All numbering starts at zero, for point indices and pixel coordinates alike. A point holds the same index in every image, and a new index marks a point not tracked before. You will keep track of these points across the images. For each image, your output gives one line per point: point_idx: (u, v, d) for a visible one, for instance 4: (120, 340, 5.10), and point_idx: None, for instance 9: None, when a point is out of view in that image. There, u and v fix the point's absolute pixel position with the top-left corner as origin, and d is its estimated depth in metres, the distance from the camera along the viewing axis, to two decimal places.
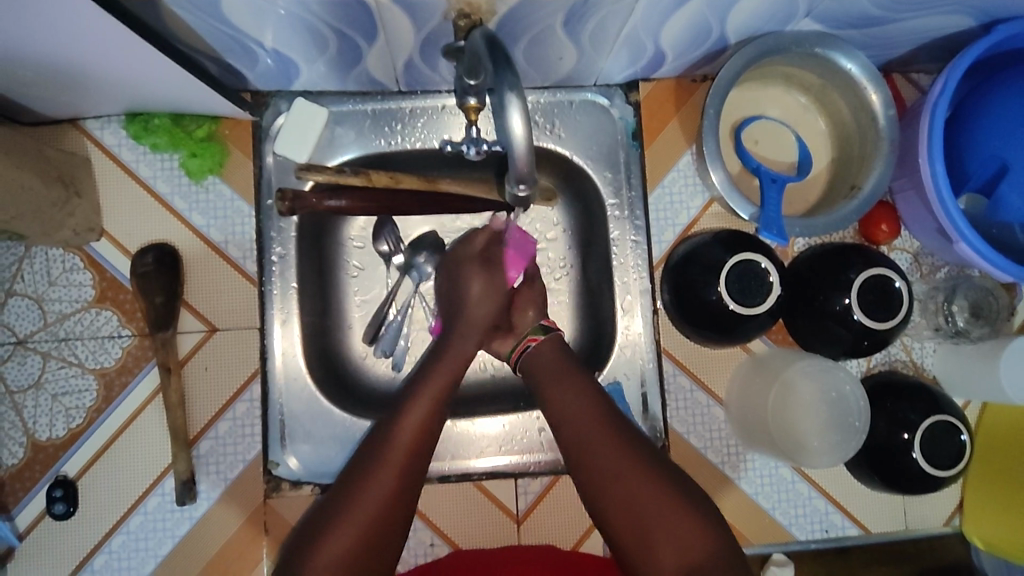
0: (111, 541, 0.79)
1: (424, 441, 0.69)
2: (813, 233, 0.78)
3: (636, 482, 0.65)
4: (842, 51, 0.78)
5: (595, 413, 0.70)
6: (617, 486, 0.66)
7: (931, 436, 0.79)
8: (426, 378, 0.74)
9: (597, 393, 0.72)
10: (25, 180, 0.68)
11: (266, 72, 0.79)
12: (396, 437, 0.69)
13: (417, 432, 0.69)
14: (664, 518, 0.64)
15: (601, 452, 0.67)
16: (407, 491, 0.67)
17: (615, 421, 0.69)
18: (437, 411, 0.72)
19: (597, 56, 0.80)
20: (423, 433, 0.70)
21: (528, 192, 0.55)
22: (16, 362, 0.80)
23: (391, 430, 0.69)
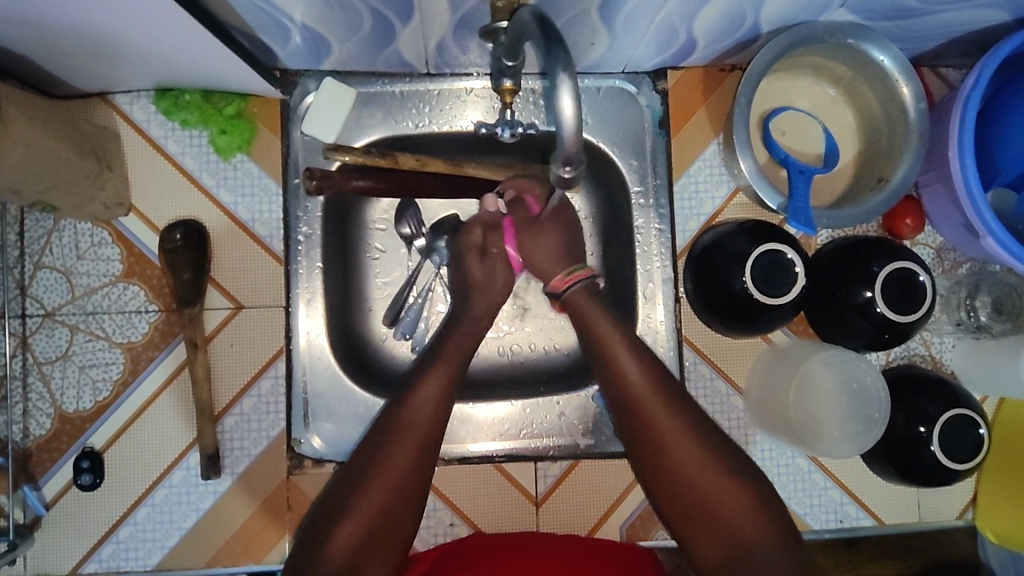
0: (136, 512, 0.80)
1: (437, 420, 0.70)
2: (840, 224, 0.78)
3: (675, 442, 0.69)
4: (875, 43, 0.77)
5: (644, 373, 0.72)
6: (660, 443, 0.69)
7: (950, 428, 0.80)
8: (433, 364, 0.75)
9: (642, 355, 0.74)
10: (60, 151, 0.68)
11: (298, 51, 0.79)
12: (413, 411, 0.70)
13: (432, 408, 0.71)
14: (696, 478, 0.67)
15: (646, 412, 0.70)
16: (421, 466, 0.68)
17: (660, 382, 0.72)
18: (447, 391, 0.72)
19: (629, 42, 0.79)
20: (436, 410, 0.71)
21: (573, 173, 0.56)
22: (45, 334, 0.80)
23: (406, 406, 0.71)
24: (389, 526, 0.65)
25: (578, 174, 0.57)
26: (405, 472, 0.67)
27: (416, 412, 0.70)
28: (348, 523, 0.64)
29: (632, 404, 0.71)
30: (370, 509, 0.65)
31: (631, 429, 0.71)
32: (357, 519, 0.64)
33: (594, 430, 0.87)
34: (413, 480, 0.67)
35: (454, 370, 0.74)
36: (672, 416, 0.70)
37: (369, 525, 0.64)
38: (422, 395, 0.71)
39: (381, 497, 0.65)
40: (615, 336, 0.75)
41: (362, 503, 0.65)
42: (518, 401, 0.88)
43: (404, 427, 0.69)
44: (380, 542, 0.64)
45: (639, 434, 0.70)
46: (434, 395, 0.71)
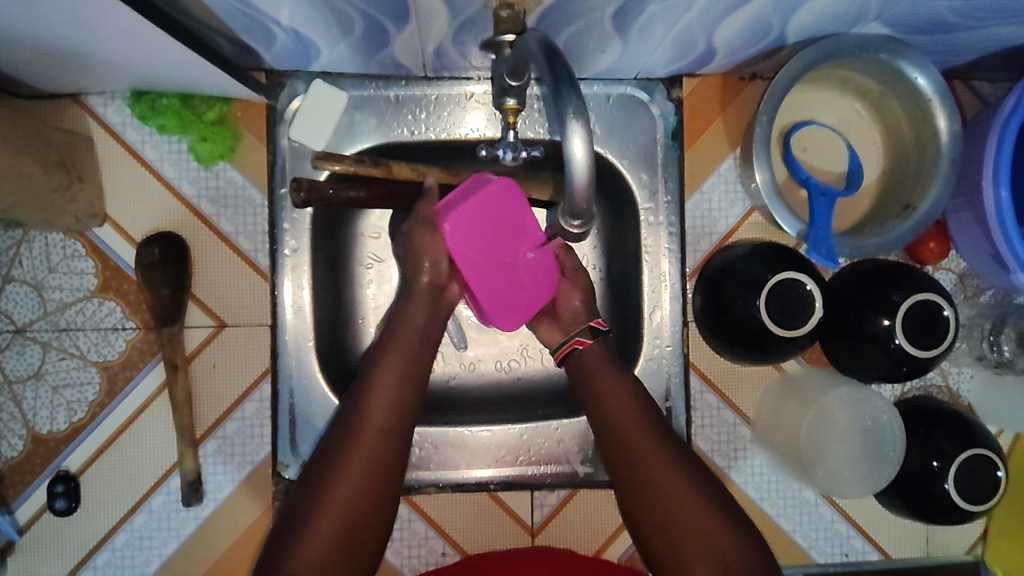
0: (114, 538, 0.77)
1: (398, 415, 0.62)
2: (861, 254, 0.74)
3: (673, 488, 0.61)
4: (910, 60, 0.71)
5: (638, 416, 0.65)
6: (656, 491, 0.61)
7: (966, 469, 0.76)
8: (388, 347, 0.66)
9: (636, 400, 0.66)
10: (23, 166, 0.63)
11: (283, 53, 0.72)
12: (374, 404, 0.62)
13: (394, 401, 0.63)
14: (693, 534, 0.59)
15: (634, 462, 0.63)
16: (388, 465, 0.60)
17: (659, 428, 0.65)
18: (408, 383, 0.64)
19: (642, 49, 0.73)
20: (396, 402, 0.63)
21: (583, 227, 0.51)
22: (15, 351, 0.76)
23: (362, 404, 0.62)
24: (356, 538, 0.58)
25: (588, 227, 0.51)
26: (369, 476, 0.59)
27: (375, 405, 0.62)
28: (307, 536, 0.56)
29: (626, 450, 0.63)
30: (333, 516, 0.57)
31: (625, 477, 0.63)
32: (317, 531, 0.56)
33: (594, 457, 0.82)
34: (380, 484, 0.59)
35: (417, 358, 0.66)
36: (665, 460, 0.62)
37: (333, 538, 0.57)
38: (381, 387, 0.63)
39: (348, 505, 0.58)
40: (607, 378, 0.67)
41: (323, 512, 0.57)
42: (515, 426, 0.83)
43: (366, 422, 0.61)
44: (355, 549, 0.57)
45: (633, 484, 0.63)
46: (394, 384, 0.63)
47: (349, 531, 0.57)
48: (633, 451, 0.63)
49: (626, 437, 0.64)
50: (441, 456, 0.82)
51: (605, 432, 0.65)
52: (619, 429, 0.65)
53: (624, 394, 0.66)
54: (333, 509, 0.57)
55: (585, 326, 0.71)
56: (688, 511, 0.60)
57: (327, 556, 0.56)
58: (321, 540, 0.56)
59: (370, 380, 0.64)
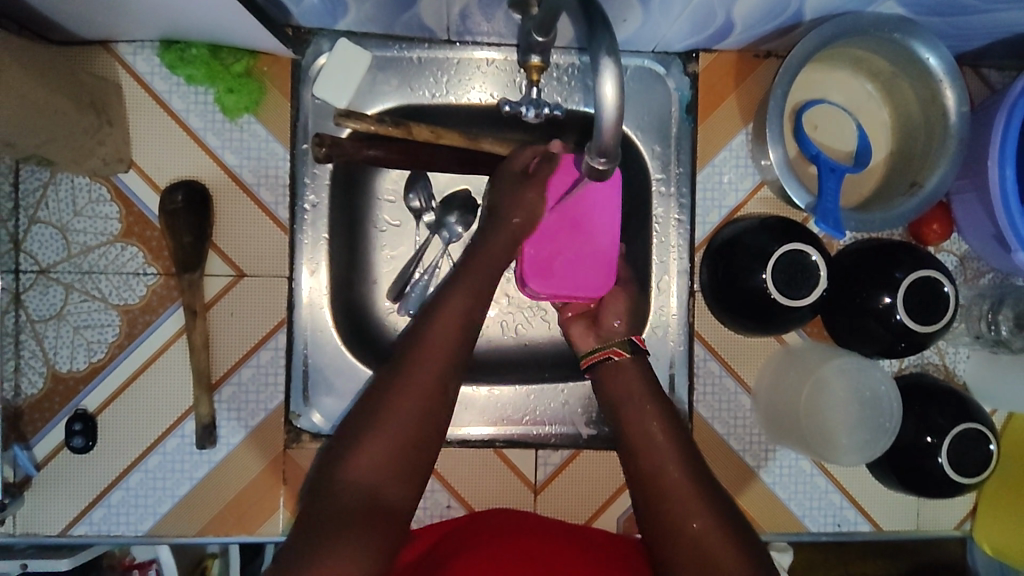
0: (129, 478, 0.79)
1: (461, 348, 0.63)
2: (867, 228, 0.76)
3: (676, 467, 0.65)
4: (923, 40, 0.73)
5: (654, 408, 0.70)
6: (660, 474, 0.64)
7: (957, 443, 0.78)
8: (456, 283, 0.67)
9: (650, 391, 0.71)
10: (56, 103, 0.65)
11: (312, 9, 0.74)
12: (438, 334, 0.63)
13: (457, 334, 0.64)
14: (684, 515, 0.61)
15: (640, 447, 0.67)
16: (444, 396, 0.61)
17: (669, 418, 0.69)
18: (469, 321, 0.65)
19: (662, 21, 0.75)
20: (459, 337, 0.64)
21: (607, 166, 0.52)
22: (39, 291, 0.77)
23: (424, 333, 0.63)
24: (409, 461, 0.58)
25: (612, 167, 0.53)
26: (428, 401, 0.60)
27: (438, 335, 0.63)
28: (362, 453, 0.58)
29: (639, 440, 0.67)
30: (390, 438, 0.58)
31: (634, 462, 0.67)
32: (371, 450, 0.58)
33: (598, 420, 0.85)
34: (436, 410, 0.61)
35: (479, 290, 0.67)
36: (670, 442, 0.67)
37: (388, 457, 0.58)
38: (447, 321, 0.64)
39: (406, 428, 0.59)
40: (627, 378, 0.73)
41: (380, 434, 0.58)
42: (523, 387, 0.86)
43: (426, 350, 0.62)
44: (405, 471, 0.58)
45: (640, 466, 0.66)
46: (459, 317, 0.64)
47: (404, 452, 0.58)
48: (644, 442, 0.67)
49: (640, 427, 0.68)
50: None
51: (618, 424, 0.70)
52: (631, 419, 0.69)
53: (639, 388, 0.72)
54: (385, 433, 0.58)
55: (628, 340, 0.75)
56: (682, 493, 0.63)
57: (381, 475, 0.57)
58: (372, 458, 0.57)
59: (434, 314, 0.65)
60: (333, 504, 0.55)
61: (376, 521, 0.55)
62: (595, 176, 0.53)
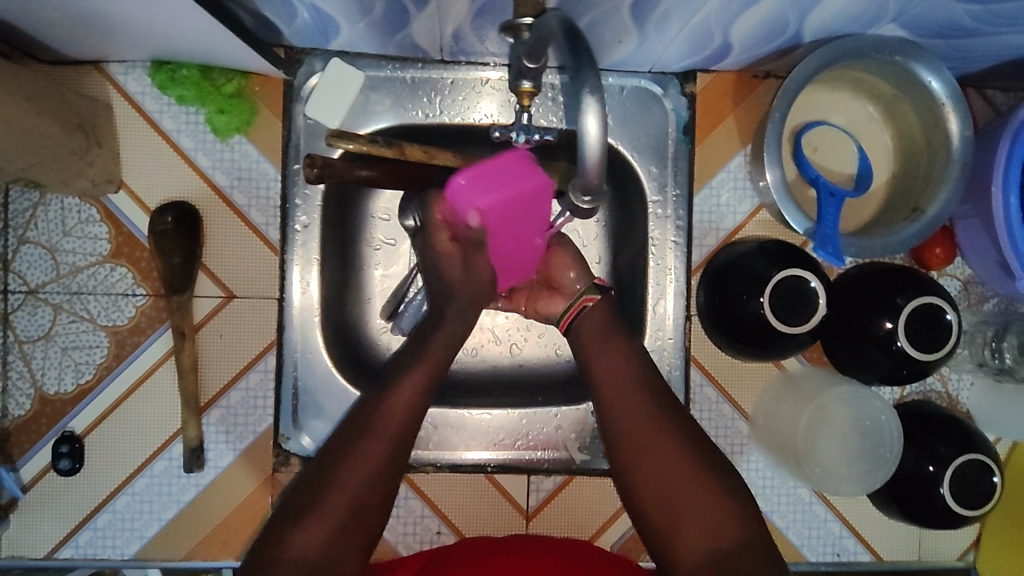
0: (116, 500, 0.78)
1: (411, 431, 0.63)
2: (868, 255, 0.74)
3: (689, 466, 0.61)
4: (925, 63, 0.72)
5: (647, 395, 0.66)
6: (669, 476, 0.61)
7: (960, 473, 0.76)
8: (410, 364, 0.67)
9: (643, 380, 0.67)
10: (43, 126, 0.64)
11: (303, 29, 0.73)
12: (391, 410, 0.62)
13: (410, 412, 0.63)
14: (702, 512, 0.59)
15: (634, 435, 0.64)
16: (392, 475, 0.60)
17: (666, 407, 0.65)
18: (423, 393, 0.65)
19: (658, 42, 0.74)
20: (411, 420, 0.63)
21: (593, 203, 0.53)
22: (27, 311, 0.77)
23: (375, 413, 0.62)
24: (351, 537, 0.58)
25: (597, 204, 0.55)
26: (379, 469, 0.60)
27: (390, 414, 0.62)
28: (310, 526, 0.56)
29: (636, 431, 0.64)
30: (336, 514, 0.57)
31: (625, 466, 0.63)
32: (319, 524, 0.56)
33: (591, 446, 0.83)
34: (382, 491, 0.60)
35: (434, 372, 0.67)
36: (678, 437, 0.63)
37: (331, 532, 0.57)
38: (400, 398, 0.63)
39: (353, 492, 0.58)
40: (618, 354, 0.68)
41: (326, 511, 0.57)
42: (516, 412, 0.84)
43: (376, 427, 0.61)
44: (344, 552, 0.57)
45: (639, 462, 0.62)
46: (415, 398, 0.64)
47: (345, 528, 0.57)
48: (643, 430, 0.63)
49: (640, 417, 0.64)
50: (440, 434, 0.83)
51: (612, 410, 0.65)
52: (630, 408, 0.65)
53: (613, 371, 0.68)
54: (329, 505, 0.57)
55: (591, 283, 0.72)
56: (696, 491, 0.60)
57: (323, 555, 0.56)
58: (313, 537, 0.56)
59: (385, 395, 0.64)
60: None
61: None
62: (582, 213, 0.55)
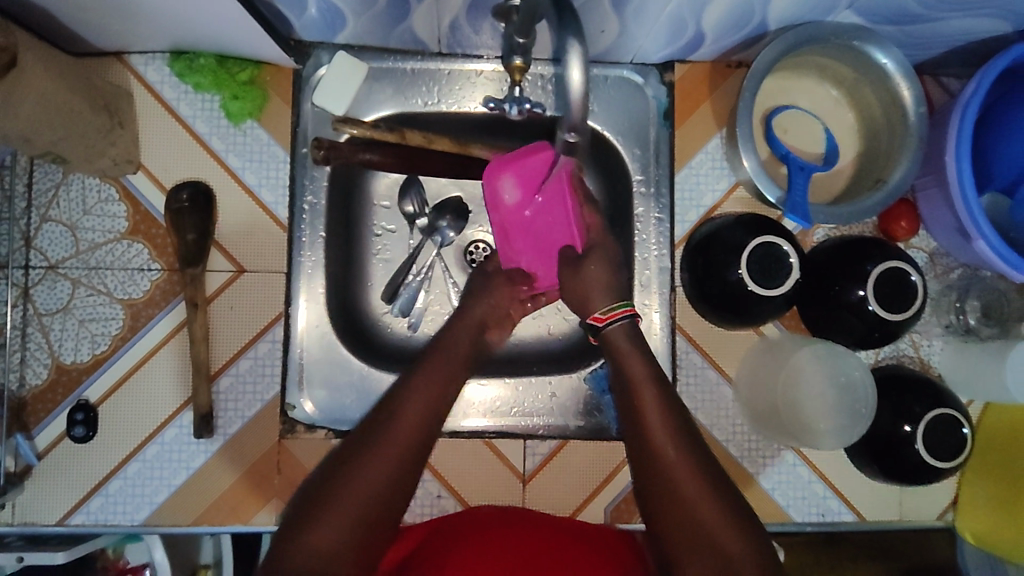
0: (127, 467, 0.81)
1: (429, 427, 0.63)
2: (836, 221, 0.79)
3: (687, 497, 0.61)
4: (879, 46, 0.79)
5: (661, 413, 0.65)
6: (673, 496, 0.61)
7: (934, 429, 0.81)
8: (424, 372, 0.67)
9: (662, 401, 0.66)
10: (73, 102, 0.69)
11: (312, 22, 0.80)
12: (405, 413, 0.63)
13: (424, 413, 0.63)
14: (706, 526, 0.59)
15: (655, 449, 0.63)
16: (410, 472, 0.60)
17: (674, 423, 0.65)
18: (441, 396, 0.66)
19: (638, 32, 0.81)
20: (427, 420, 0.63)
21: (577, 139, 0.61)
22: (47, 285, 0.81)
23: (394, 412, 0.63)
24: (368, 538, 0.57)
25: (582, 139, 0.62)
26: (397, 469, 0.60)
27: (403, 416, 0.62)
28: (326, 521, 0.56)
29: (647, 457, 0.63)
30: (349, 514, 0.57)
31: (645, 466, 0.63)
32: (333, 521, 0.56)
33: (586, 412, 0.89)
34: (400, 487, 0.59)
35: (445, 377, 0.67)
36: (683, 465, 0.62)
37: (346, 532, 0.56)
38: (417, 400, 0.64)
39: (367, 492, 0.58)
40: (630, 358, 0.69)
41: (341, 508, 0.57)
42: (510, 381, 0.89)
43: (394, 427, 0.61)
44: (364, 548, 0.57)
45: (650, 484, 0.63)
46: (428, 400, 0.64)
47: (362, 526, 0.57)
48: (651, 455, 0.63)
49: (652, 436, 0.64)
50: None
51: (632, 431, 0.66)
52: (645, 429, 0.65)
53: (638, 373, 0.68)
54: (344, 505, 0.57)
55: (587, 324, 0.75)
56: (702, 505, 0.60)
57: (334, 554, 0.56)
58: (329, 534, 0.56)
59: (408, 394, 0.64)
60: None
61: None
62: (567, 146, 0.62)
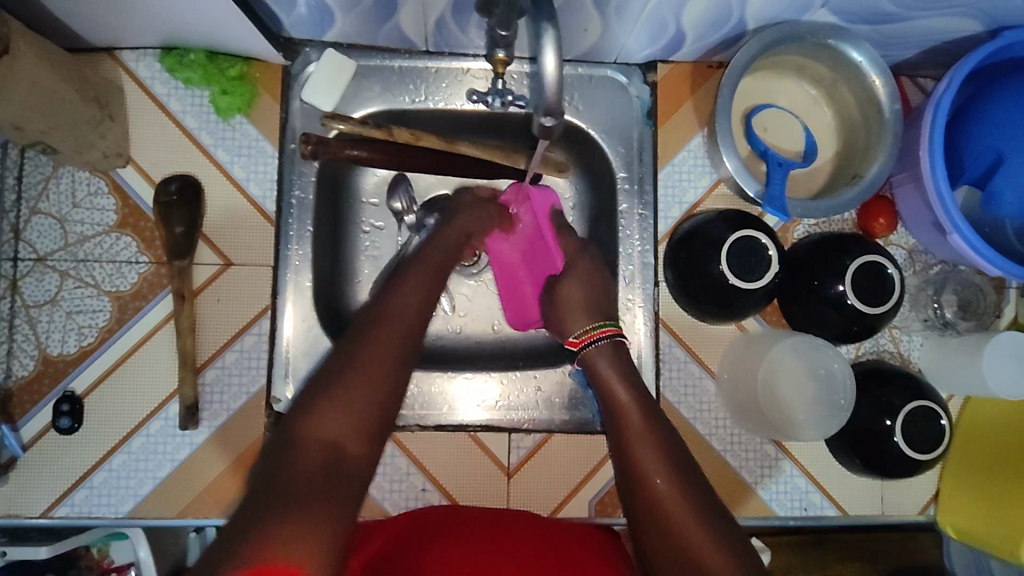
0: (112, 459, 0.81)
1: (421, 316, 0.66)
2: (814, 215, 0.81)
3: (677, 522, 0.59)
4: (854, 44, 0.81)
5: (652, 432, 0.65)
6: (662, 526, 0.60)
7: (912, 421, 0.82)
8: (408, 274, 0.70)
9: (647, 420, 0.67)
10: (63, 92, 0.70)
11: (302, 19, 0.81)
12: (400, 305, 0.65)
13: (418, 307, 0.66)
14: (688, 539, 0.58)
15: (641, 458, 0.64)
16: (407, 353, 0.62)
17: (669, 444, 0.65)
18: (429, 288, 0.69)
19: (620, 31, 0.83)
20: (419, 309, 0.66)
21: (553, 124, 0.62)
22: (35, 278, 0.82)
23: (388, 301, 0.66)
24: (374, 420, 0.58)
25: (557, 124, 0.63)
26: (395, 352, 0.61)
27: (401, 309, 0.65)
28: (334, 406, 0.56)
29: (635, 481, 0.63)
30: (357, 398, 0.57)
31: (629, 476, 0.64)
32: (341, 406, 0.57)
33: (570, 406, 0.89)
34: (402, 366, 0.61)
35: (431, 276, 0.71)
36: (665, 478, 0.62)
37: (354, 417, 0.57)
38: (408, 293, 0.67)
39: (376, 374, 0.59)
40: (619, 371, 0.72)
41: (344, 389, 0.57)
42: (497, 375, 0.90)
43: (393, 316, 0.64)
44: (375, 427, 0.58)
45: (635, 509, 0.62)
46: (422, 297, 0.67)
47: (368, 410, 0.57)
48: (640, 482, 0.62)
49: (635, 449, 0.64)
50: (425, 395, 0.89)
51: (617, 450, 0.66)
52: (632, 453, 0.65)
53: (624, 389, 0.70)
54: (350, 386, 0.58)
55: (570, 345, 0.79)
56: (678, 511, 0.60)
57: (340, 438, 0.56)
58: (339, 417, 0.56)
59: (398, 285, 0.68)
60: (294, 462, 0.53)
61: (339, 478, 0.54)
62: (544, 132, 0.63)
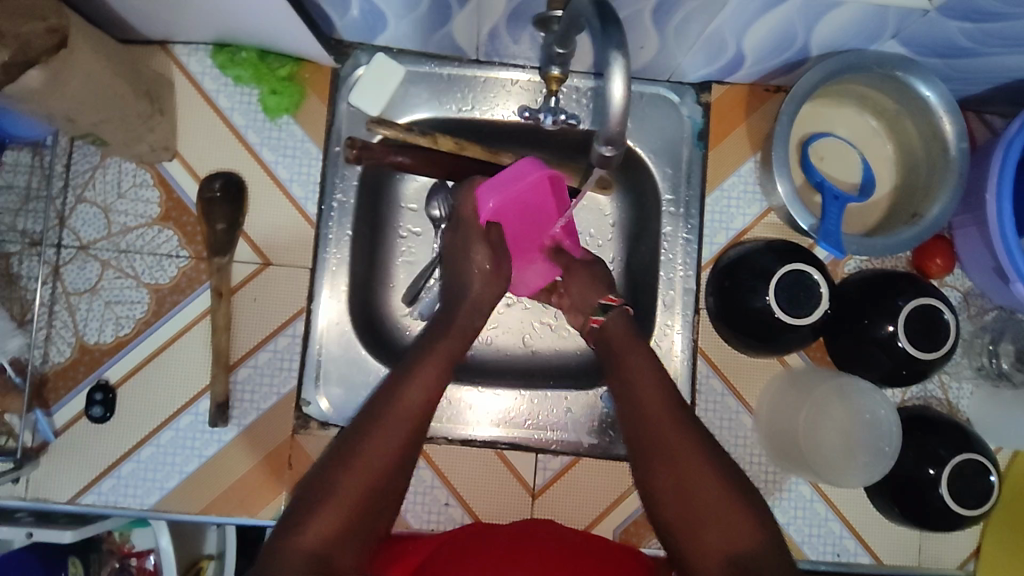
0: (141, 451, 0.81)
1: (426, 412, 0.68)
2: (868, 253, 0.77)
3: (736, 532, 0.61)
4: (923, 78, 0.77)
5: (695, 447, 0.66)
6: (706, 530, 0.61)
7: (958, 473, 0.78)
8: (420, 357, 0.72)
9: (687, 436, 0.67)
10: (116, 87, 0.71)
11: (355, 22, 0.80)
12: (401, 405, 0.67)
13: (420, 407, 0.67)
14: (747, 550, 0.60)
15: (685, 463, 0.65)
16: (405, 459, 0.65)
17: (714, 460, 0.65)
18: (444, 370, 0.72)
19: (677, 50, 0.80)
20: (425, 406, 0.68)
21: (614, 154, 0.61)
22: (77, 266, 0.82)
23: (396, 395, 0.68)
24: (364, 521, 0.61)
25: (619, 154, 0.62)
26: (395, 452, 0.64)
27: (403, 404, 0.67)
28: (319, 519, 0.59)
29: (678, 487, 0.64)
30: (342, 508, 0.60)
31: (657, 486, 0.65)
32: (331, 512, 0.59)
33: (599, 430, 0.87)
34: (399, 467, 0.64)
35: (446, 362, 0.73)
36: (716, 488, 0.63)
37: (343, 521, 0.59)
38: (413, 389, 0.68)
39: (366, 480, 0.62)
40: (652, 383, 0.72)
41: (339, 495, 0.60)
42: (525, 393, 0.88)
43: (393, 413, 0.66)
44: (360, 533, 0.61)
45: (675, 515, 0.64)
46: (426, 390, 0.69)
47: (357, 516, 0.60)
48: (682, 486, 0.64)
49: (676, 466, 0.65)
50: (453, 408, 0.87)
51: (653, 454, 0.67)
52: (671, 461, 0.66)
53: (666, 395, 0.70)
54: (344, 497, 0.60)
55: (597, 305, 0.79)
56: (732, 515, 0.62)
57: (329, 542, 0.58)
58: (326, 526, 0.59)
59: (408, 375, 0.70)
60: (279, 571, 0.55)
61: None
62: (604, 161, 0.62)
